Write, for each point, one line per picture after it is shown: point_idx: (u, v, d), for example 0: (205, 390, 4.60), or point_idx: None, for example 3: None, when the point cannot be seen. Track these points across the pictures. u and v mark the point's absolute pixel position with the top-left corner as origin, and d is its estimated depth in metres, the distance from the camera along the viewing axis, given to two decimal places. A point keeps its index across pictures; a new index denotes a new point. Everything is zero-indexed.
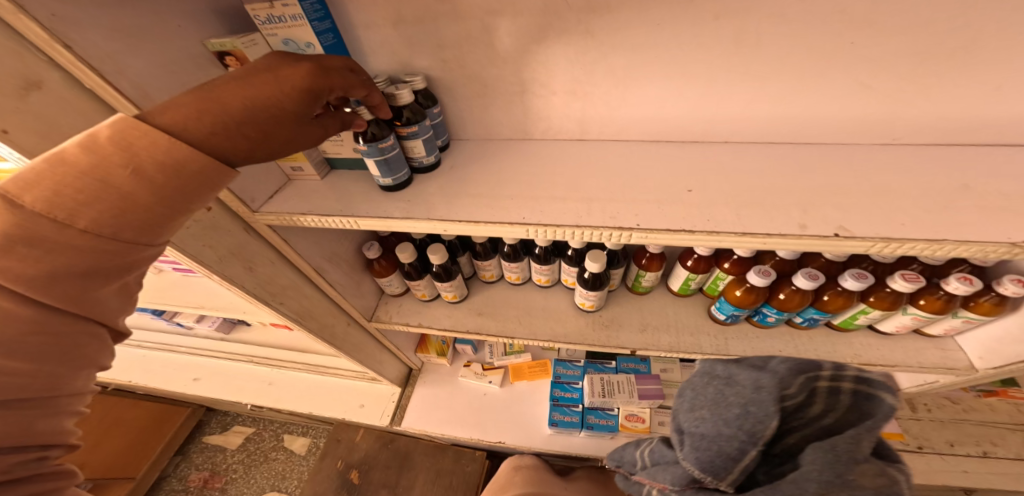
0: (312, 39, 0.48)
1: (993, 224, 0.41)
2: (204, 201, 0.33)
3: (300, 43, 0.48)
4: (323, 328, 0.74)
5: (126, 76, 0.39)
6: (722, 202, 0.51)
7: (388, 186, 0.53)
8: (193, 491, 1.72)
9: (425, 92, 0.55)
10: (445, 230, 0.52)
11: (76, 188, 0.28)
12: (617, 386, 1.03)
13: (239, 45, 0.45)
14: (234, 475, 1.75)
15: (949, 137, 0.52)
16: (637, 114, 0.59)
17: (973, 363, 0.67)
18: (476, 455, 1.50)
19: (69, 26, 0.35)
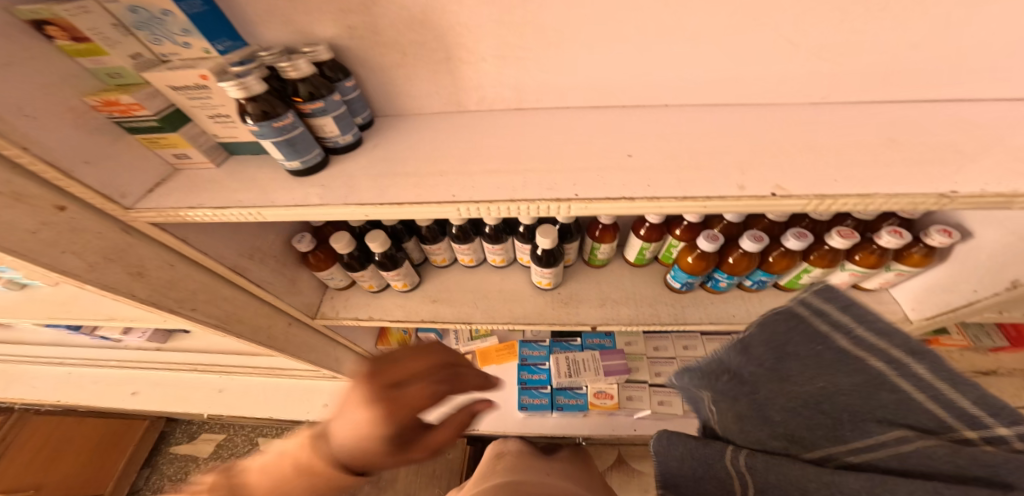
0: (169, 6, 0.37)
1: (922, 175, 0.41)
2: None
3: (153, 9, 0.37)
4: (257, 330, 0.69)
5: None
6: (664, 167, 0.48)
7: (299, 171, 0.45)
8: None
9: (333, 62, 0.46)
10: (366, 215, 0.46)
11: None
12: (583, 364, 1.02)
13: (59, 12, 0.34)
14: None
15: (878, 94, 0.51)
16: (573, 78, 0.55)
17: (908, 313, 0.69)
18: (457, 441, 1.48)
19: None
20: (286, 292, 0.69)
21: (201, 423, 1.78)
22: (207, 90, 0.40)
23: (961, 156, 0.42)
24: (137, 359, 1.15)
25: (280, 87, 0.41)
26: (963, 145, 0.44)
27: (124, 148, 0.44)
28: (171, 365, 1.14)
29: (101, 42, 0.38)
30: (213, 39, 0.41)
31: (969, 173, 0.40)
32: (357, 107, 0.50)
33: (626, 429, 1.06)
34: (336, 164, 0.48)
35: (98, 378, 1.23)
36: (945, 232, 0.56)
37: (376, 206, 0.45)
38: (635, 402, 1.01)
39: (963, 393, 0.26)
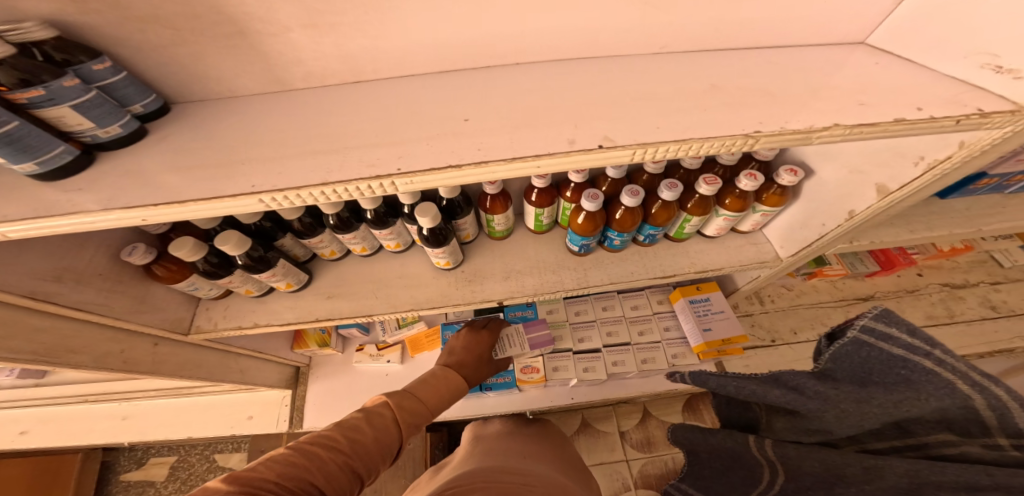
0: None
1: (738, 118, 0.40)
2: None
3: None
4: (102, 357, 0.61)
5: None
6: (499, 127, 0.45)
7: (42, 172, 0.37)
8: None
9: (65, 41, 0.37)
10: (144, 219, 0.39)
11: None
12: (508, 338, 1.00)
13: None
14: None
15: (708, 41, 0.52)
16: (404, 40, 0.49)
17: (779, 253, 0.74)
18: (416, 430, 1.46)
19: None
20: (131, 311, 0.62)
21: (146, 448, 1.63)
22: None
23: (775, 97, 0.42)
24: (18, 398, 1.01)
25: None
26: (778, 88, 0.44)
27: None
28: (54, 399, 1.02)
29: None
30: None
31: (776, 113, 0.40)
32: (127, 93, 0.42)
33: (564, 399, 1.06)
34: (107, 160, 0.41)
35: None
36: (791, 171, 0.60)
37: (150, 208, 0.38)
38: (561, 373, 0.98)
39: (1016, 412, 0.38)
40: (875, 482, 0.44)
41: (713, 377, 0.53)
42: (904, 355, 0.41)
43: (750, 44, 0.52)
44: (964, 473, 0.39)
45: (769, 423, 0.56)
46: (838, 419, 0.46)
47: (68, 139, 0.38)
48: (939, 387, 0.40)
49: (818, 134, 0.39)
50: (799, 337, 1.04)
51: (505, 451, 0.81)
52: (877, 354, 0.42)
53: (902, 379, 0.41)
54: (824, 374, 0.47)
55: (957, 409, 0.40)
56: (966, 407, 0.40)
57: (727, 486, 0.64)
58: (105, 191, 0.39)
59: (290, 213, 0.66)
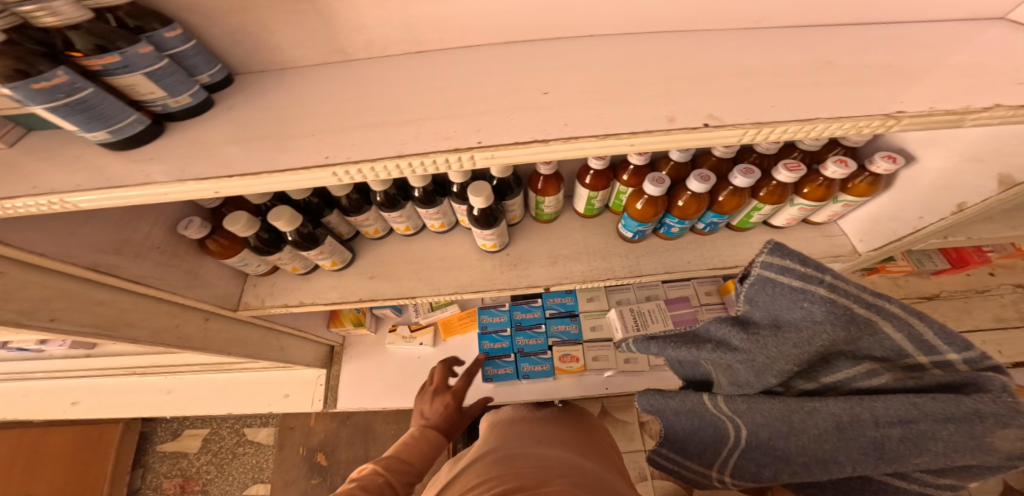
0: None
1: (868, 96, 0.35)
2: None
3: None
4: (157, 331, 0.61)
5: None
6: (582, 103, 0.40)
7: (112, 142, 0.35)
8: None
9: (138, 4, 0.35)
10: (217, 192, 0.37)
11: None
12: (649, 315, 0.94)
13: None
14: (210, 476, 1.59)
15: (815, 15, 0.46)
16: (472, 5, 0.45)
17: (855, 246, 0.68)
18: None
19: None
20: (186, 287, 0.61)
21: (182, 419, 1.69)
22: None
23: (903, 73, 0.38)
24: (68, 368, 1.04)
25: (50, 40, 0.31)
26: (902, 65, 0.39)
27: None
28: (104, 370, 1.05)
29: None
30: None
31: (905, 90, 0.36)
32: (196, 63, 0.39)
33: (598, 389, 1.02)
34: (176, 131, 0.39)
35: (29, 390, 1.14)
36: (889, 158, 0.54)
37: (223, 180, 0.36)
38: (601, 363, 0.99)
39: (923, 328, 0.37)
40: (816, 426, 0.42)
41: (651, 342, 0.49)
42: (801, 287, 0.37)
43: (863, 17, 0.46)
44: (898, 404, 0.38)
45: (715, 379, 0.50)
46: (766, 372, 0.42)
47: (139, 109, 0.36)
48: (852, 316, 0.37)
49: (975, 115, 0.34)
50: None
51: (494, 443, 0.72)
52: (777, 290, 0.38)
53: (815, 314, 0.37)
54: (745, 323, 0.42)
55: (880, 338, 0.38)
56: (883, 332, 0.38)
57: (699, 449, 0.59)
58: (179, 161, 0.37)
59: (340, 189, 0.64)
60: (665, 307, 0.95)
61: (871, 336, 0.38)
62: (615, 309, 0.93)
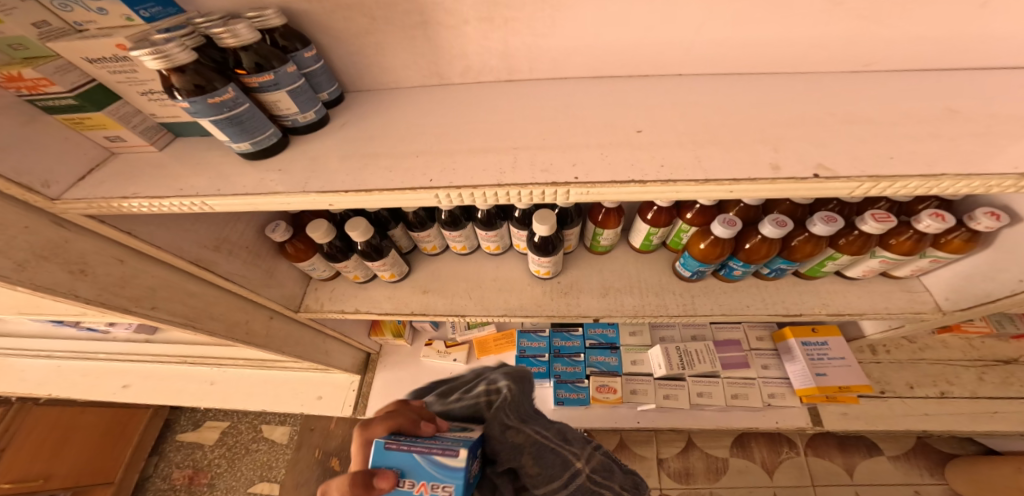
0: (126, 11, 0.34)
1: (998, 153, 0.34)
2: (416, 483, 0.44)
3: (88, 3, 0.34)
4: (234, 327, 0.64)
5: None
6: (680, 142, 0.40)
7: (251, 152, 0.40)
8: (181, 489, 1.59)
9: (286, 29, 0.41)
10: (331, 204, 0.41)
11: None
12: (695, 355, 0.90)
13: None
14: (219, 470, 1.60)
15: (920, 61, 0.46)
16: (573, 42, 0.47)
17: (939, 304, 0.66)
18: None
19: None
20: (263, 286, 0.65)
21: (205, 410, 1.73)
22: (130, 61, 0.35)
23: None
24: (127, 351, 1.12)
25: (221, 57, 0.37)
26: None
27: (44, 130, 0.38)
28: (158, 356, 1.12)
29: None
30: (136, 5, 0.35)
31: None
32: (320, 81, 0.46)
33: (629, 422, 0.95)
34: (298, 145, 0.44)
35: (87, 371, 1.21)
36: (993, 215, 0.52)
37: (340, 194, 0.39)
38: (639, 397, 0.92)
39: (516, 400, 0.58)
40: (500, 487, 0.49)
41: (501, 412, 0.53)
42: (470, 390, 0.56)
43: (967, 63, 0.45)
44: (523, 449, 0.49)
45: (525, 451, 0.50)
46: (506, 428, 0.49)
47: (275, 124, 0.42)
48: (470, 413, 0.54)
49: None
50: (916, 393, 0.93)
51: None
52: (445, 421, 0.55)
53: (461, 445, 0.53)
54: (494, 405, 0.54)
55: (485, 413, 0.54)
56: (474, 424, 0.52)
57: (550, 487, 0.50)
58: (300, 173, 0.41)
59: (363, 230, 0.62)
60: (713, 348, 0.92)
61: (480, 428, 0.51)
62: (660, 345, 0.90)
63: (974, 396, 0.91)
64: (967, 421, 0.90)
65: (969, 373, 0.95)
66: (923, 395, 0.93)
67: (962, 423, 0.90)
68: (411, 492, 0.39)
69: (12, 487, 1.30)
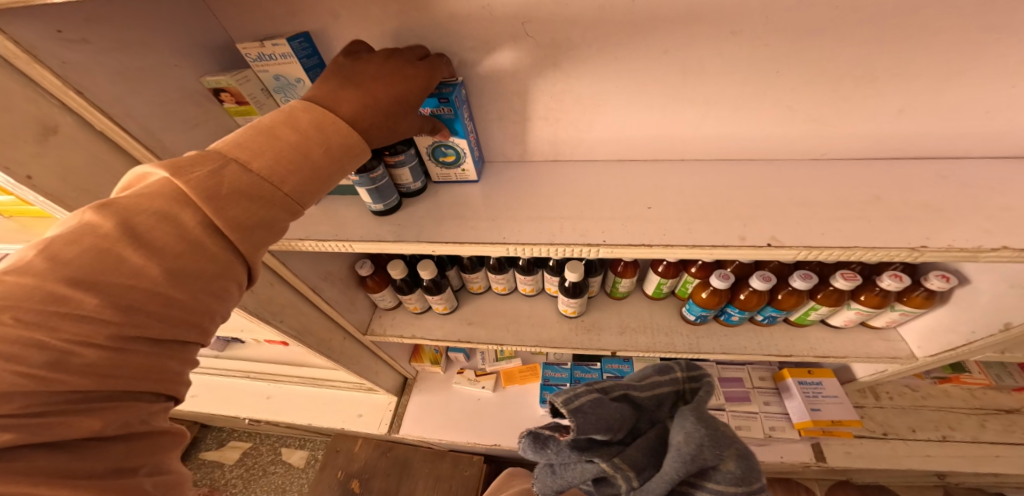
0: None
1: (901, 231, 0.48)
2: (216, 291, 0.33)
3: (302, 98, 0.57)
4: (322, 343, 0.80)
5: (131, 116, 0.45)
6: (677, 217, 0.56)
7: (381, 211, 0.59)
8: None
9: None
10: (433, 250, 0.58)
11: (162, 218, 0.30)
12: None
13: (232, 81, 0.51)
14: (233, 490, 1.70)
15: (867, 151, 0.61)
16: (601, 136, 0.66)
17: (914, 352, 0.76)
18: (474, 460, 1.56)
19: (78, 73, 0.40)
20: (347, 311, 0.82)
21: (230, 431, 1.87)
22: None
23: (934, 213, 0.51)
24: (200, 364, 1.32)
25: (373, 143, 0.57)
26: (938, 205, 0.52)
27: None
28: (227, 371, 1.31)
29: (252, 102, 0.55)
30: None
31: (931, 228, 0.49)
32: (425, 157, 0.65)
33: None
34: (408, 205, 0.63)
35: None
36: (942, 277, 0.64)
37: (440, 243, 0.57)
38: None
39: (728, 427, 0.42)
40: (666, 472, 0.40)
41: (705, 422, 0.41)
42: (659, 369, 0.50)
43: (897, 155, 0.61)
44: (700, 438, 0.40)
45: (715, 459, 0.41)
46: (652, 402, 0.47)
47: (397, 190, 0.61)
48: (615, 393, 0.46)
49: (986, 253, 0.46)
50: (918, 436, 0.98)
51: None
52: (580, 397, 0.44)
53: (598, 424, 0.43)
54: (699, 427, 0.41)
55: (632, 392, 0.47)
56: (627, 386, 0.47)
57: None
58: (413, 228, 0.59)
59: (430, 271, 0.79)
60: (718, 384, 1.02)
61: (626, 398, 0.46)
62: None
63: (976, 440, 0.97)
64: (970, 463, 0.95)
65: (971, 420, 1.00)
66: (925, 438, 0.98)
67: (965, 464, 0.95)
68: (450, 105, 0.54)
69: None
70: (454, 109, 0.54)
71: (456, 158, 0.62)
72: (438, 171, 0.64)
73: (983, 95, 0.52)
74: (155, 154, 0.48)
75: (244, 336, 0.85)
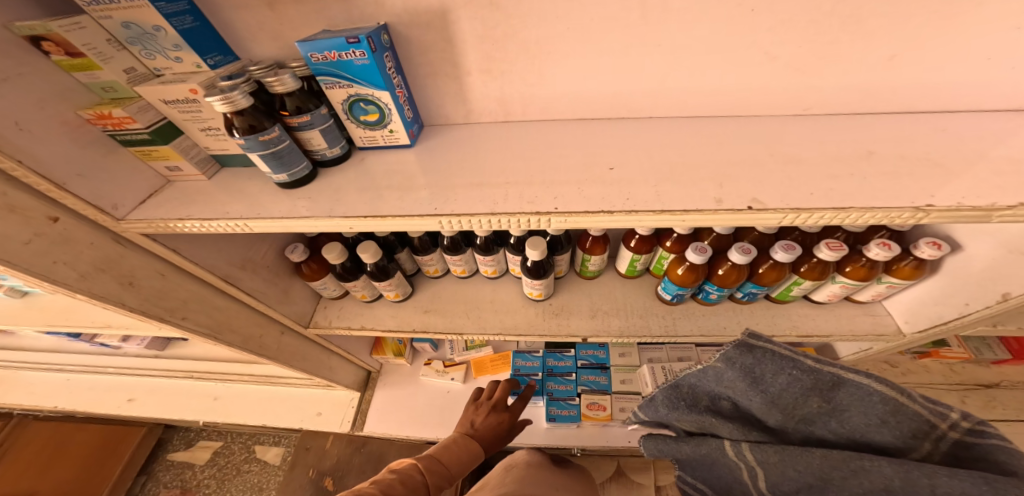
0: (197, 60, 0.45)
1: (901, 189, 0.41)
2: None
3: (168, 53, 0.44)
4: (251, 340, 0.70)
5: None
6: (644, 180, 0.47)
7: (286, 182, 0.49)
8: None
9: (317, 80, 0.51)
10: (351, 227, 0.48)
11: None
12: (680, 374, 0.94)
13: (54, 27, 0.37)
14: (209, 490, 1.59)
15: (865, 105, 0.52)
16: (556, 91, 0.56)
17: (900, 327, 0.70)
18: None
19: None
20: (279, 303, 0.71)
21: (198, 430, 1.74)
22: (198, 103, 0.44)
23: (940, 167, 0.43)
24: (136, 366, 1.19)
25: (269, 100, 0.47)
26: (943, 159, 0.44)
27: (117, 160, 0.46)
28: (167, 373, 1.18)
29: (93, 55, 0.41)
30: (203, 54, 0.46)
31: (941, 186, 0.41)
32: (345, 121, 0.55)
33: (620, 441, 1.01)
34: (324, 175, 0.52)
35: (93, 384, 1.24)
36: (934, 244, 0.57)
37: (358, 218, 0.47)
38: (627, 414, 0.96)
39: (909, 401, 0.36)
40: (861, 486, 0.35)
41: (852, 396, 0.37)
42: (791, 357, 0.39)
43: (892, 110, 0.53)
44: (961, 481, 0.32)
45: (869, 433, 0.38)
46: (886, 423, 0.37)
47: (308, 157, 0.51)
48: (830, 379, 0.38)
49: (1000, 212, 0.38)
50: None
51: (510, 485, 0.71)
52: (762, 356, 0.40)
53: (876, 415, 0.37)
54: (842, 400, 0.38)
55: (862, 392, 0.37)
56: (858, 381, 0.37)
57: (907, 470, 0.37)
58: (328, 201, 0.49)
59: (371, 254, 0.69)
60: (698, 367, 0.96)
61: (845, 390, 0.38)
62: (647, 364, 0.94)
63: None
64: None
65: (950, 395, 0.98)
66: None
67: None
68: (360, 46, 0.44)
69: None
70: (367, 52, 0.44)
71: (380, 117, 0.52)
72: (361, 133, 0.54)
73: (995, 32, 0.43)
74: None
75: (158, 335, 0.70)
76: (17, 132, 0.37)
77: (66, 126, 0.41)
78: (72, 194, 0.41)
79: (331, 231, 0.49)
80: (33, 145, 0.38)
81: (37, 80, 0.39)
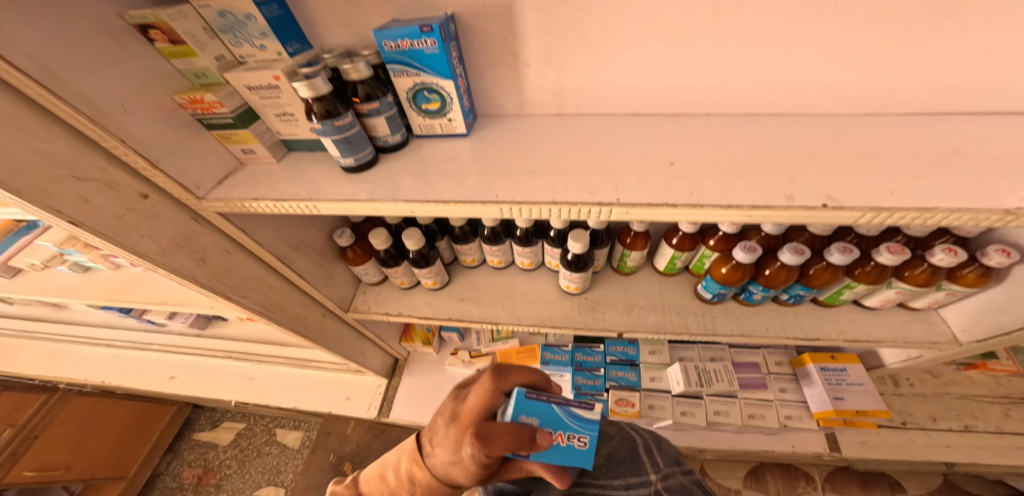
0: (279, 47, 0.46)
1: (988, 191, 0.39)
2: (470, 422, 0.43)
3: (254, 41, 0.45)
4: (297, 321, 0.72)
5: (21, 49, 0.32)
6: (708, 174, 0.46)
7: (352, 167, 0.50)
8: (187, 489, 1.63)
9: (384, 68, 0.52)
10: (414, 212, 0.49)
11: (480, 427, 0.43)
12: (713, 374, 0.93)
13: (162, 16, 0.40)
14: (229, 471, 1.65)
15: (940, 105, 0.50)
16: (615, 85, 0.56)
17: (957, 335, 0.68)
18: None
19: None
20: (325, 286, 0.73)
21: (224, 411, 1.81)
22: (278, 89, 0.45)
23: None
24: (179, 344, 1.24)
25: (342, 87, 0.48)
26: None
27: (200, 143, 0.48)
28: (207, 351, 1.22)
29: (191, 43, 0.43)
30: (285, 42, 0.47)
31: None
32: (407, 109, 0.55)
33: None
34: (386, 161, 0.53)
35: (137, 360, 1.30)
36: (1003, 252, 0.55)
37: (423, 204, 0.47)
38: (657, 412, 0.95)
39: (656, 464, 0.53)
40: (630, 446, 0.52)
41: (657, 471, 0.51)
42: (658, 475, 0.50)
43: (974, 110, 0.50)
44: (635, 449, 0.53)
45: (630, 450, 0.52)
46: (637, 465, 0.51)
47: (372, 143, 0.52)
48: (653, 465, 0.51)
49: None
50: (939, 425, 0.93)
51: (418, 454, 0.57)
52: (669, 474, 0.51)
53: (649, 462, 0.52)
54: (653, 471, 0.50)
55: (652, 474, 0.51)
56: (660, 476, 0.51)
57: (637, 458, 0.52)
58: (393, 186, 0.50)
59: (416, 241, 0.71)
60: (731, 369, 0.95)
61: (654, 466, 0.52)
62: (678, 362, 0.94)
63: (1000, 430, 0.91)
64: (991, 454, 0.90)
65: (995, 408, 0.94)
66: (946, 428, 0.93)
67: (987, 456, 0.90)
68: (433, 34, 0.44)
69: (30, 476, 1.36)
70: (439, 40, 0.45)
71: (441, 105, 0.52)
72: (421, 122, 0.55)
73: None
74: (59, 97, 0.34)
75: (212, 313, 0.74)
76: (123, 114, 0.40)
77: (161, 109, 0.44)
78: (163, 173, 0.43)
79: (393, 215, 0.50)
80: (133, 126, 0.40)
81: (141, 66, 0.42)
